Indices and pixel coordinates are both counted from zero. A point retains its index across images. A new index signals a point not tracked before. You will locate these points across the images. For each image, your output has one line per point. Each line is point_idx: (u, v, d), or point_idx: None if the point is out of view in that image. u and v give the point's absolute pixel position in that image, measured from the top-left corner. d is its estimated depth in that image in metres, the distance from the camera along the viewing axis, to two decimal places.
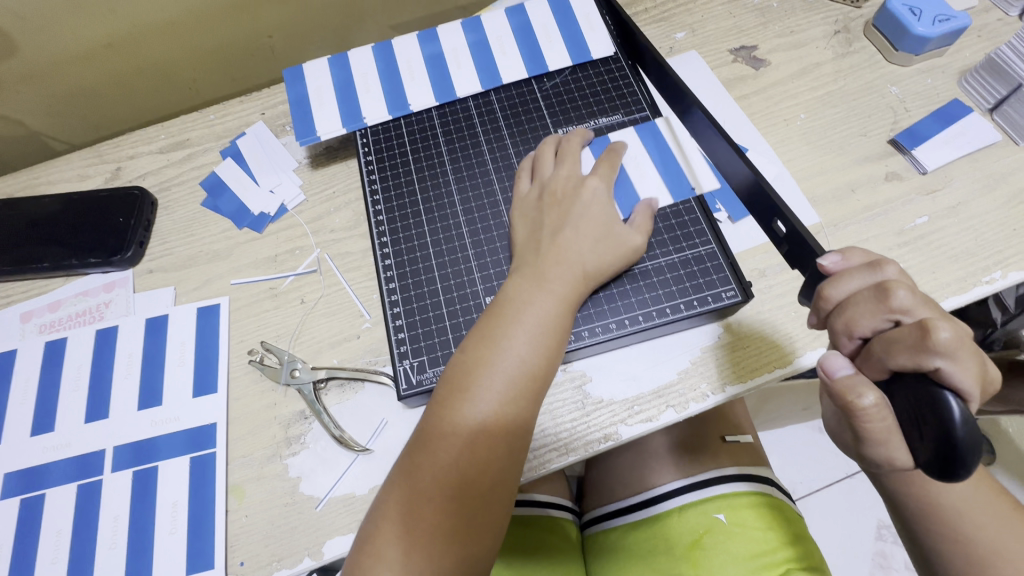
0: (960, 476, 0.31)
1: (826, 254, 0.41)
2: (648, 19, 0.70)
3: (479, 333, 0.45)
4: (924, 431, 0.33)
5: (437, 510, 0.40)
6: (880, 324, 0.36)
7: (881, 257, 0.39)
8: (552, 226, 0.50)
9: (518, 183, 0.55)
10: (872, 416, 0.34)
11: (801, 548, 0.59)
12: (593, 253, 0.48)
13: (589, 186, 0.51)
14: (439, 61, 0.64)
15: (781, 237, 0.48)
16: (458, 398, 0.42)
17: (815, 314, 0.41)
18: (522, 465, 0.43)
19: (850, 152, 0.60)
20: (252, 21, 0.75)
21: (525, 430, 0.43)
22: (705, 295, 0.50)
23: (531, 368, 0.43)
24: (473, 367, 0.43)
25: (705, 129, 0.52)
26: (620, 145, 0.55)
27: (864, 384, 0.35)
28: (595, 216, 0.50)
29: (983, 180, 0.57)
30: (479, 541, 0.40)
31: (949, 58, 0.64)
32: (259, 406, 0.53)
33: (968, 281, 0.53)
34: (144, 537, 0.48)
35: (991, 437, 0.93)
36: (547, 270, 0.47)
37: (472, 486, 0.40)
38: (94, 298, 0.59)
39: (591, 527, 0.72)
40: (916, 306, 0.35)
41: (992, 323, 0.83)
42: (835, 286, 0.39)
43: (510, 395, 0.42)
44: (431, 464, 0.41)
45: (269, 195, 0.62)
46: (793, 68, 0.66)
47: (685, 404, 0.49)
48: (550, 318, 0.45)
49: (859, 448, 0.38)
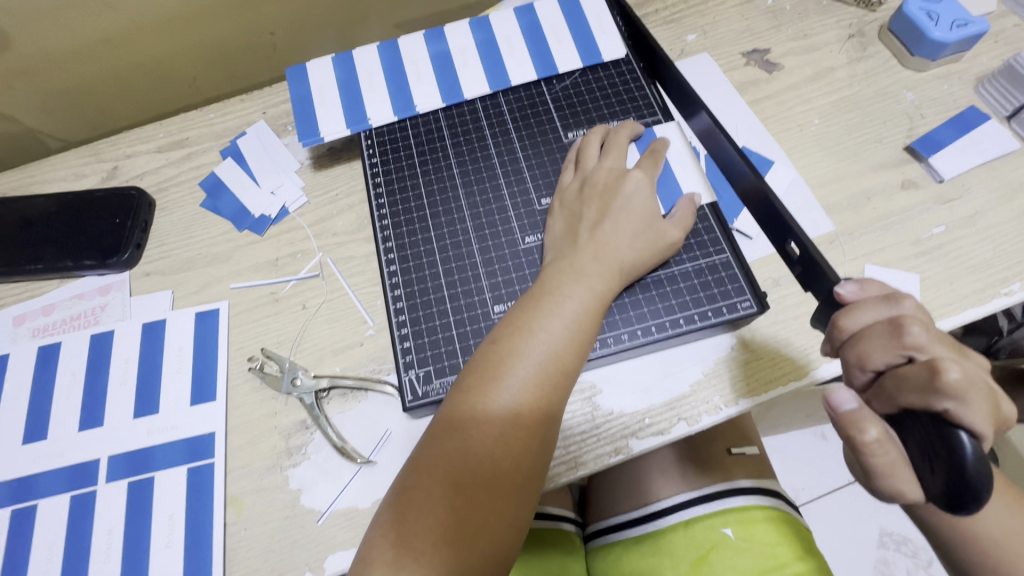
0: (968, 508, 0.32)
1: (841, 283, 0.41)
2: (659, 20, 0.69)
3: (511, 324, 0.44)
4: (934, 464, 0.34)
5: (468, 504, 0.38)
6: (893, 359, 0.37)
7: (897, 290, 0.40)
8: (592, 219, 0.49)
9: (562, 176, 0.54)
10: (876, 450, 0.34)
11: (812, 562, 0.58)
12: (631, 248, 0.47)
13: (629, 179, 0.50)
14: (446, 61, 0.62)
15: (795, 259, 0.47)
16: (487, 389, 0.41)
17: (828, 342, 0.41)
18: (550, 461, 0.42)
19: (865, 159, 0.58)
20: (252, 15, 0.73)
21: (549, 430, 0.41)
22: (720, 305, 0.49)
23: (564, 362, 0.42)
24: (500, 360, 0.42)
25: (711, 135, 0.52)
26: (661, 141, 0.54)
27: (868, 419, 0.35)
28: (636, 208, 0.49)
29: (1000, 190, 0.56)
30: (505, 539, 0.39)
31: (965, 64, 0.63)
32: (259, 415, 0.51)
33: (986, 293, 0.51)
34: (139, 551, 0.47)
35: (995, 445, 0.92)
36: (585, 264, 0.46)
37: (502, 479, 0.39)
38: (89, 301, 0.57)
39: (594, 540, 0.70)
40: (929, 344, 0.36)
41: (997, 332, 0.85)
42: (850, 317, 0.39)
43: (543, 389, 0.41)
44: (464, 455, 0.39)
45: (270, 197, 0.61)
46: (806, 72, 0.64)
47: (698, 418, 0.48)
48: (586, 312, 0.44)
49: (866, 484, 0.37)
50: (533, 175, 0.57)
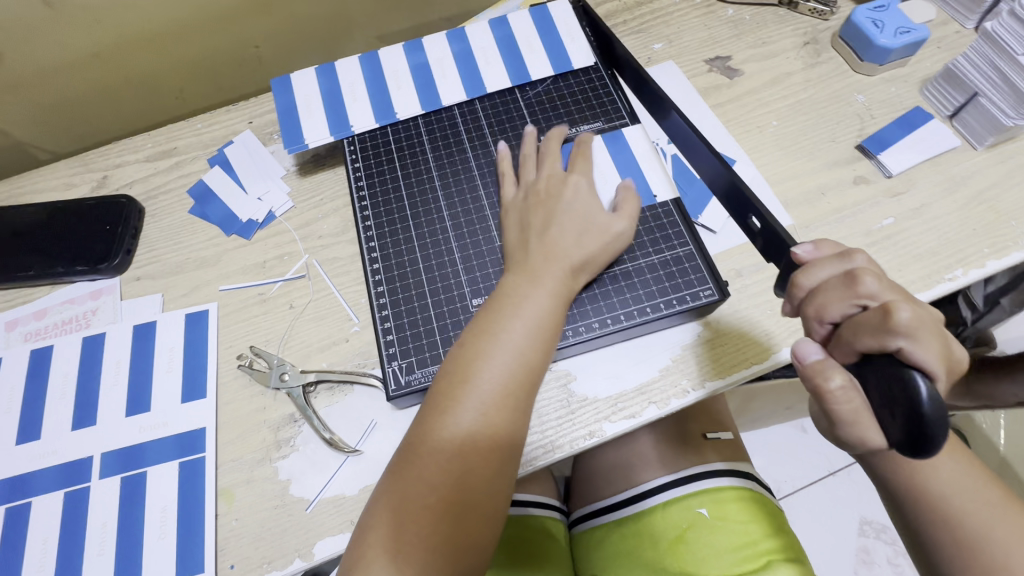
0: (929, 453, 0.32)
1: (799, 245, 0.43)
2: (627, 31, 0.73)
3: (477, 328, 0.47)
4: (894, 410, 0.33)
5: (443, 499, 0.41)
6: (848, 309, 0.37)
7: (850, 247, 0.41)
8: (539, 225, 0.52)
9: (504, 188, 0.57)
10: (839, 398, 0.36)
11: (783, 538, 0.61)
12: (579, 247, 0.50)
13: (570, 183, 0.54)
14: (424, 71, 0.65)
15: (756, 232, 0.51)
16: (457, 390, 0.43)
17: (788, 302, 0.42)
18: (521, 455, 0.44)
19: (820, 158, 0.62)
20: (238, 29, 0.76)
21: (518, 425, 0.44)
22: (684, 294, 0.52)
23: (529, 360, 0.45)
24: (467, 363, 0.44)
25: (688, 139, 0.55)
26: (586, 138, 0.58)
27: (833, 367, 0.36)
28: (579, 209, 0.52)
29: (944, 183, 0.60)
30: (482, 530, 0.42)
31: (911, 68, 0.67)
32: (249, 410, 0.53)
33: (932, 278, 0.55)
34: (133, 543, 0.48)
35: (967, 432, 0.98)
36: (537, 266, 0.49)
37: (475, 474, 0.42)
38: (81, 306, 0.59)
39: (579, 526, 0.73)
40: (883, 292, 0.37)
41: (962, 321, 0.91)
42: (808, 274, 0.40)
43: (512, 387, 0.44)
44: (436, 455, 0.42)
45: (257, 202, 0.63)
46: (765, 77, 0.68)
47: (667, 400, 0.51)
48: (545, 312, 0.47)
49: (833, 431, 0.38)
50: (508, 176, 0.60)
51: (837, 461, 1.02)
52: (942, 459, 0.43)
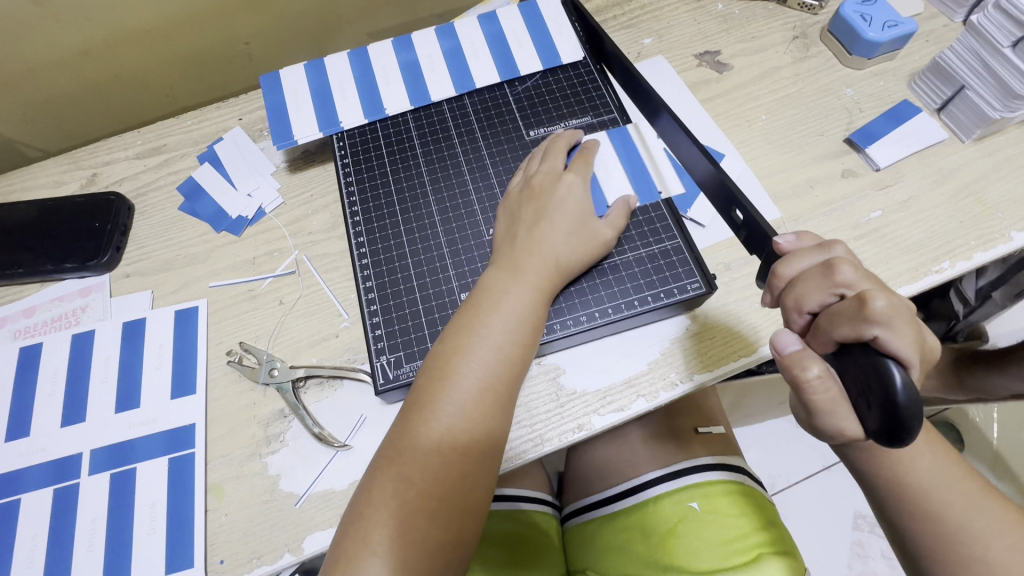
0: (905, 441, 0.32)
1: (781, 235, 0.44)
2: (617, 26, 0.73)
3: (457, 324, 0.47)
4: (870, 400, 0.34)
5: (420, 494, 0.41)
6: (826, 299, 0.38)
7: (830, 239, 0.41)
8: (529, 219, 0.52)
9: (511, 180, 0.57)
10: (816, 388, 0.36)
11: (774, 532, 0.61)
12: (566, 245, 0.50)
13: (565, 181, 0.53)
14: (414, 68, 0.65)
15: (739, 224, 0.51)
16: (437, 387, 0.44)
17: (769, 293, 0.43)
18: (501, 449, 0.45)
19: (808, 151, 0.63)
20: (229, 27, 0.76)
21: (497, 420, 0.44)
22: (672, 287, 0.52)
23: (509, 355, 0.45)
24: (447, 360, 0.45)
25: (672, 132, 0.55)
26: (593, 143, 0.57)
27: (809, 358, 0.37)
28: (571, 209, 0.52)
29: (931, 176, 0.60)
30: (460, 525, 0.42)
31: (899, 62, 0.68)
32: (239, 406, 0.53)
33: (919, 271, 0.55)
34: (122, 539, 0.49)
35: (960, 425, 0.98)
36: (521, 261, 0.49)
37: (454, 470, 0.42)
38: (70, 303, 0.59)
39: (570, 520, 0.73)
40: (859, 281, 0.37)
41: (954, 316, 0.90)
42: (787, 265, 0.41)
43: (491, 382, 0.44)
44: (414, 451, 0.42)
45: (247, 198, 0.63)
46: (754, 72, 0.69)
47: (655, 393, 0.51)
48: (525, 308, 0.47)
49: (812, 422, 0.38)
50: (497, 171, 0.60)
51: (831, 455, 1.02)
52: (927, 450, 0.43)
